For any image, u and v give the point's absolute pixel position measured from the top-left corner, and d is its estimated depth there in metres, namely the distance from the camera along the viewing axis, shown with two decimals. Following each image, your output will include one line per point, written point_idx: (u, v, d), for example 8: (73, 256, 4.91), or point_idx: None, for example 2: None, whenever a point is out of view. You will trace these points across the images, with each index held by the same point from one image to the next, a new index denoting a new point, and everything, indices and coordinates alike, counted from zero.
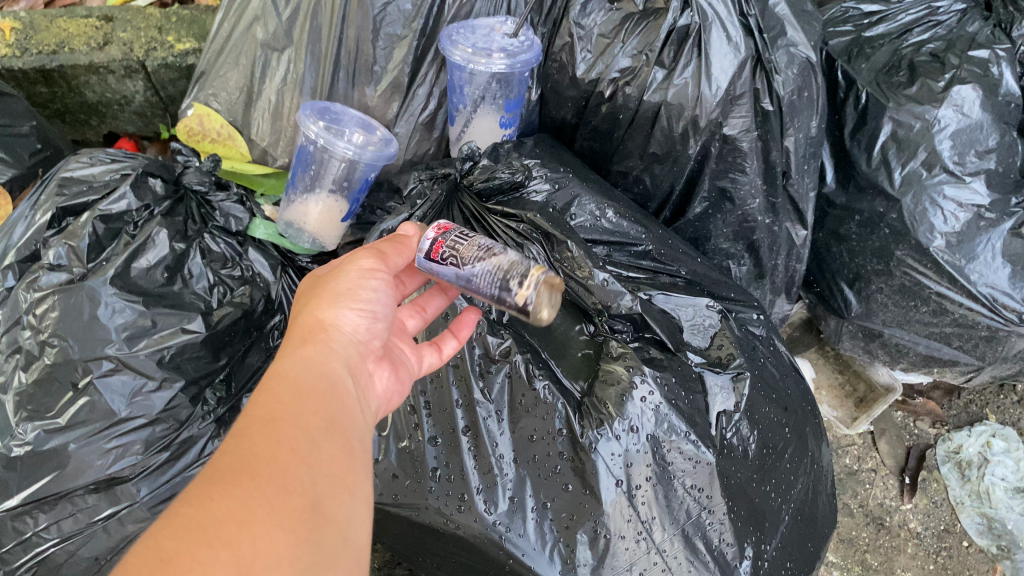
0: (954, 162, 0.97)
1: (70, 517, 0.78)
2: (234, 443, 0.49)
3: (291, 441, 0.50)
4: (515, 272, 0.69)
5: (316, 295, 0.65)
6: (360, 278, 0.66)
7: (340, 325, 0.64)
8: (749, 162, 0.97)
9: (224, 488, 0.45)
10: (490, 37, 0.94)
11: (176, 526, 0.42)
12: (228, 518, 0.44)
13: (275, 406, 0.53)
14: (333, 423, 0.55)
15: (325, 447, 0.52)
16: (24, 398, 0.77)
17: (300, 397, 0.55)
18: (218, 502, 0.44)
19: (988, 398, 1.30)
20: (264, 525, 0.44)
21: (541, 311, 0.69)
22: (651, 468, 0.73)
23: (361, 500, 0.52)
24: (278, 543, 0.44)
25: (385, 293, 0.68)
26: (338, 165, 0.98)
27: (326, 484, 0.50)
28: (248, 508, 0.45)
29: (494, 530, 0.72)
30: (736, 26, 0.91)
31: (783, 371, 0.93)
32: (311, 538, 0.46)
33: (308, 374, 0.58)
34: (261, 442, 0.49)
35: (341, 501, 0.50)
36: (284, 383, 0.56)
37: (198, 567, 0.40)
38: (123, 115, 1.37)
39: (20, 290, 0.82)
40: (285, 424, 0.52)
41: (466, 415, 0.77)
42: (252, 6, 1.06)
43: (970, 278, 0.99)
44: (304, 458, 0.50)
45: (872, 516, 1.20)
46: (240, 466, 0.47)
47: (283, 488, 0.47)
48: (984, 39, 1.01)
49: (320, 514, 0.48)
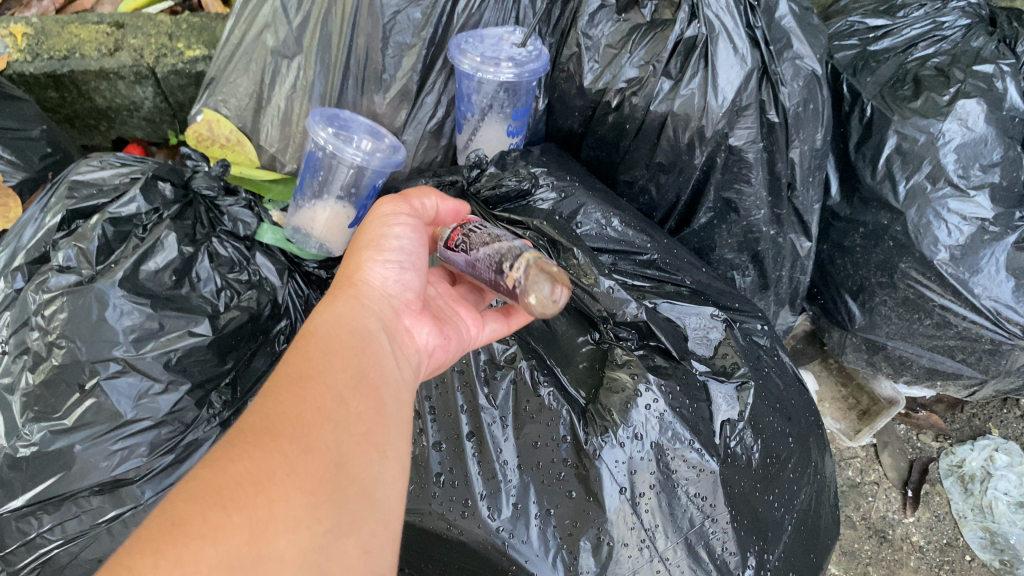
0: (959, 175, 0.98)
1: (73, 519, 0.78)
2: (261, 402, 0.50)
3: (316, 400, 0.51)
4: (510, 255, 0.68)
5: (348, 255, 0.66)
6: (382, 228, 0.67)
7: (369, 278, 0.64)
8: (754, 173, 0.98)
9: (243, 448, 0.46)
10: (499, 47, 0.95)
11: (192, 488, 0.43)
12: (246, 478, 0.44)
13: (303, 366, 0.54)
14: (363, 380, 0.55)
15: (353, 406, 0.53)
16: (31, 399, 0.77)
17: (328, 355, 0.56)
18: (237, 462, 0.45)
19: (991, 412, 1.30)
20: (283, 486, 0.45)
21: (529, 296, 0.66)
22: (655, 476, 0.73)
23: (389, 461, 0.52)
24: (296, 504, 0.44)
25: (412, 241, 0.68)
26: (346, 171, 0.99)
27: (352, 444, 0.50)
28: (266, 469, 0.45)
29: (498, 537, 0.72)
30: (742, 37, 0.91)
31: (787, 381, 0.93)
32: (332, 499, 0.46)
33: (337, 332, 0.58)
34: (286, 402, 0.50)
35: (366, 461, 0.50)
36: (312, 340, 0.57)
37: (211, 530, 0.41)
38: (133, 121, 1.38)
39: (30, 291, 0.83)
40: (312, 383, 0.52)
41: (471, 420, 0.78)
42: (263, 13, 1.07)
43: (974, 291, 0.99)
44: (329, 418, 0.50)
45: (875, 529, 1.20)
46: (263, 426, 0.48)
47: (304, 448, 0.47)
48: (988, 55, 1.02)
49: (342, 475, 0.48)
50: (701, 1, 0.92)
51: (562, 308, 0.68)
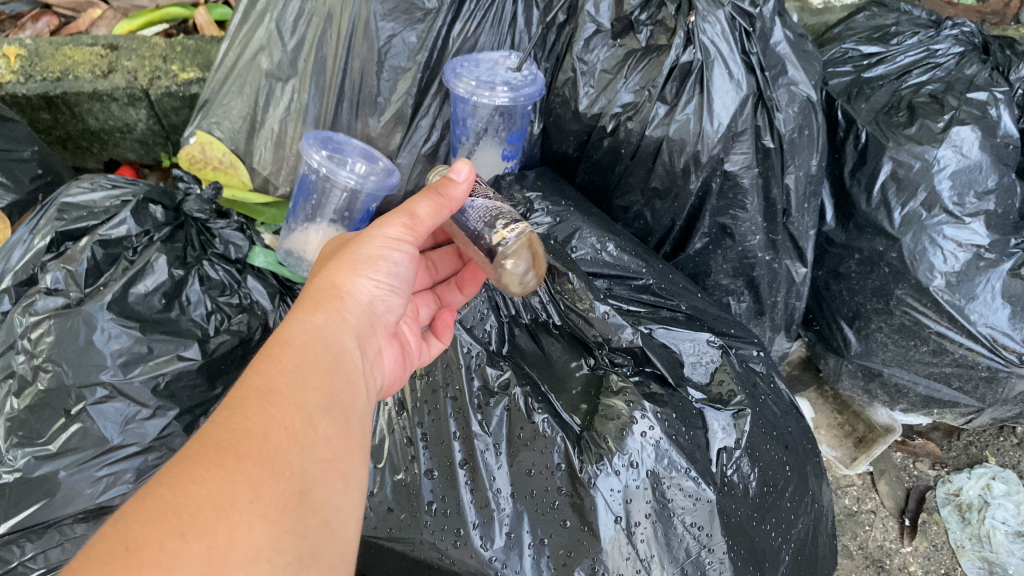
0: (954, 203, 0.98)
1: (57, 547, 0.75)
2: (226, 416, 0.49)
3: (285, 421, 0.50)
4: (503, 217, 0.73)
5: (334, 260, 0.65)
6: (383, 248, 0.66)
7: (356, 292, 0.63)
8: (749, 199, 0.98)
9: (205, 468, 0.44)
10: (494, 71, 0.95)
11: (146, 509, 0.41)
12: (206, 503, 0.43)
13: (274, 380, 0.52)
14: (334, 401, 0.54)
15: (321, 429, 0.52)
16: (14, 424, 0.75)
17: (302, 370, 0.54)
18: (198, 485, 0.43)
19: (988, 440, 1.29)
20: (245, 513, 0.43)
21: (505, 261, 0.72)
22: (650, 505, 0.72)
23: (352, 490, 0.52)
24: (257, 532, 0.43)
25: (405, 266, 0.67)
26: (340, 194, 0.99)
27: (316, 471, 0.49)
28: (228, 494, 0.44)
29: (490, 567, 0.71)
30: (738, 63, 0.92)
31: (783, 409, 0.92)
32: (294, 530, 0.45)
33: (313, 343, 0.57)
34: (252, 420, 0.49)
35: (330, 490, 0.49)
36: (288, 350, 0.55)
37: (166, 558, 0.39)
38: (126, 143, 1.37)
39: (16, 313, 0.82)
40: (282, 401, 0.51)
41: (464, 449, 0.76)
42: (258, 36, 1.07)
43: (969, 318, 0.98)
44: (298, 442, 0.49)
45: (872, 559, 1.18)
46: (226, 445, 0.46)
47: (269, 474, 0.46)
48: (982, 82, 1.03)
49: (307, 504, 0.47)
50: (697, 27, 0.92)
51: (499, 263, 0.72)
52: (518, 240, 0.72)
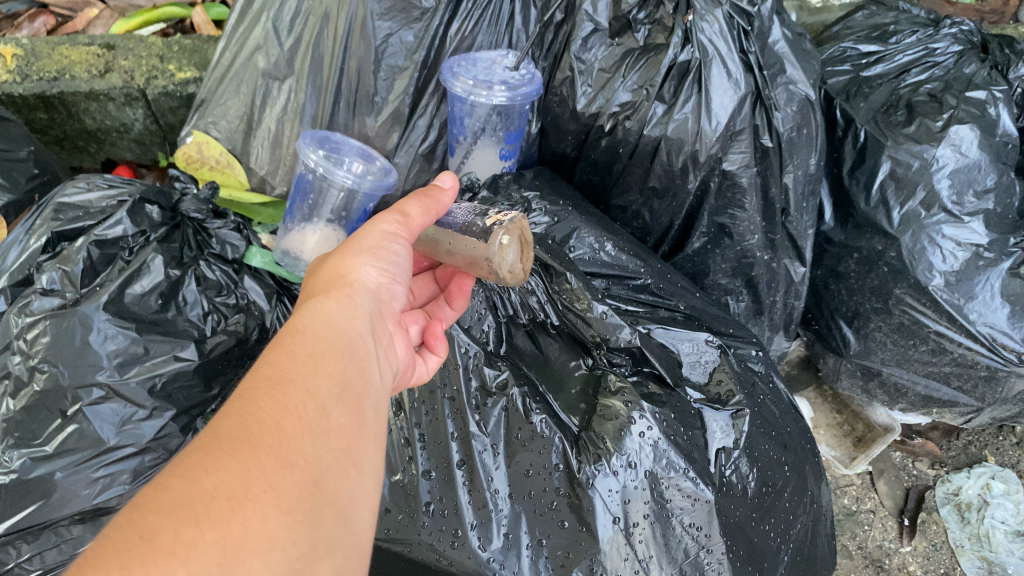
0: (953, 202, 0.97)
1: (53, 548, 0.75)
2: (238, 407, 0.48)
3: (298, 410, 0.49)
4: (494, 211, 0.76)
5: (337, 253, 0.65)
6: (383, 239, 0.66)
7: (362, 279, 0.63)
8: (748, 199, 0.98)
9: (217, 458, 0.44)
10: (491, 71, 0.94)
11: (160, 499, 0.41)
12: (220, 493, 0.42)
13: (285, 369, 0.52)
14: (347, 389, 0.54)
15: (333, 417, 0.51)
16: (11, 425, 0.75)
17: (312, 359, 0.54)
18: (211, 475, 0.43)
19: (987, 439, 1.29)
20: (259, 503, 0.43)
21: (501, 237, 0.72)
22: (649, 506, 0.71)
23: (366, 479, 0.51)
24: (271, 523, 0.43)
25: (405, 258, 0.68)
26: (337, 195, 0.98)
27: (330, 459, 0.49)
28: (241, 484, 0.43)
29: (488, 568, 0.70)
30: (735, 61, 0.91)
31: (782, 409, 0.92)
32: (308, 520, 0.45)
33: (325, 332, 0.57)
34: (265, 409, 0.48)
35: (344, 479, 0.49)
36: (299, 340, 0.55)
37: (181, 547, 0.39)
38: (122, 143, 1.37)
39: (12, 314, 0.81)
40: (293, 391, 0.51)
41: (462, 449, 0.75)
42: (254, 35, 1.07)
43: (969, 317, 0.98)
44: (310, 430, 0.49)
45: (872, 559, 1.18)
46: (240, 435, 0.46)
47: (282, 463, 0.46)
48: (981, 81, 1.03)
49: (321, 494, 0.47)
50: (695, 26, 0.92)
51: (495, 243, 0.72)
52: (512, 222, 0.73)
